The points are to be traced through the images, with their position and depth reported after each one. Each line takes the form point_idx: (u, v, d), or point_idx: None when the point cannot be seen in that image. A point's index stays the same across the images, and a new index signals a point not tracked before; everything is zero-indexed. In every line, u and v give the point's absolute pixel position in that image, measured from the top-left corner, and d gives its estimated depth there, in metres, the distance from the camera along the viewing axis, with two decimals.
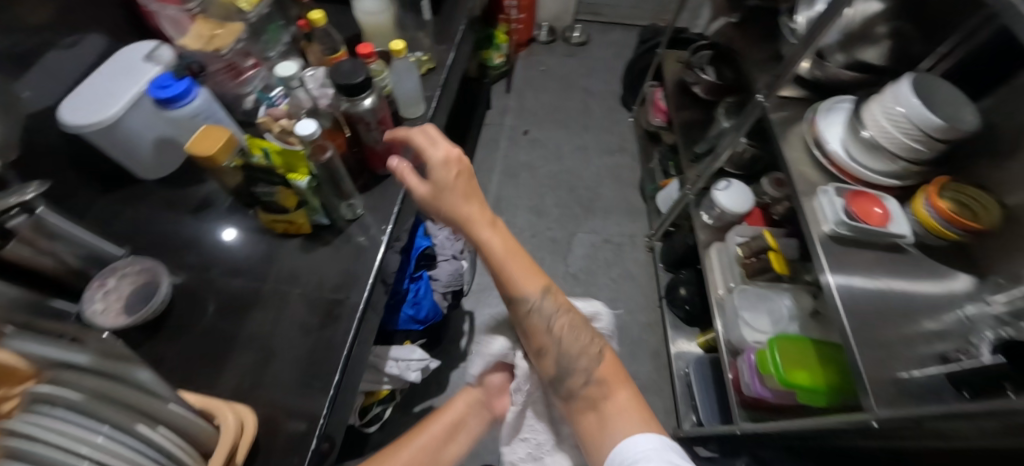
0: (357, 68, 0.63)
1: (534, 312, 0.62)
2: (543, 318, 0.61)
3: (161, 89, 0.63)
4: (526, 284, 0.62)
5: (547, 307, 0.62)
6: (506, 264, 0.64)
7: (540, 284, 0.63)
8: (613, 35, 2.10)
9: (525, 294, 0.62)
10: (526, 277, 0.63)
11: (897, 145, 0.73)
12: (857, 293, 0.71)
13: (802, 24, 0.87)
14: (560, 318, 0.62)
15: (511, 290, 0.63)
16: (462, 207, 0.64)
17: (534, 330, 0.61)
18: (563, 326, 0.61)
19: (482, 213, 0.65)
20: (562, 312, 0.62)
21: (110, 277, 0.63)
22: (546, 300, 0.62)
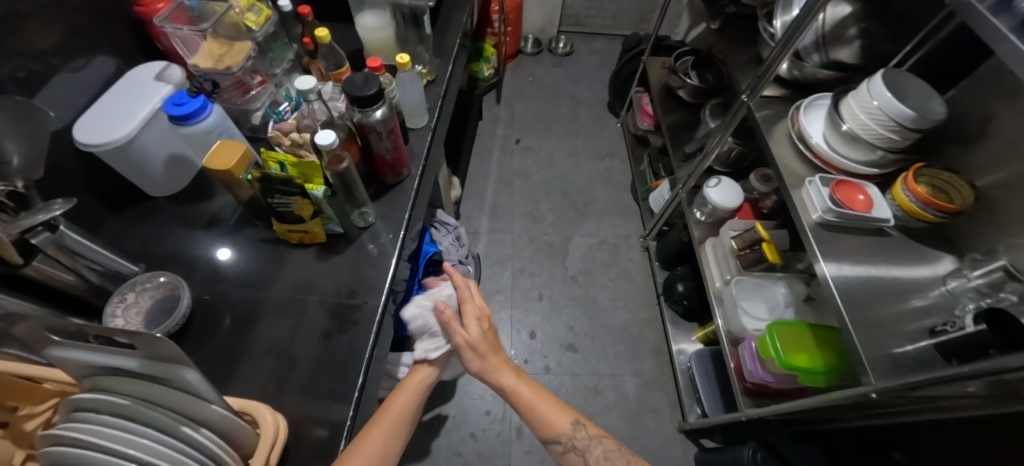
0: (370, 81, 0.66)
1: (571, 447, 0.69)
2: (582, 455, 0.67)
3: (176, 106, 0.65)
4: (558, 421, 0.70)
5: (582, 439, 0.68)
6: (536, 407, 0.71)
7: (570, 419, 0.70)
8: (596, 45, 2.17)
9: (559, 432, 0.69)
10: (556, 416, 0.71)
11: (875, 137, 0.79)
12: (850, 277, 0.75)
13: (779, 29, 0.93)
14: (594, 448, 0.68)
15: (545, 431, 0.71)
16: (492, 360, 0.72)
17: (572, 464, 0.68)
18: (599, 457, 0.67)
19: (508, 365, 0.73)
20: (595, 441, 0.68)
21: (130, 293, 0.64)
22: (579, 433, 0.69)
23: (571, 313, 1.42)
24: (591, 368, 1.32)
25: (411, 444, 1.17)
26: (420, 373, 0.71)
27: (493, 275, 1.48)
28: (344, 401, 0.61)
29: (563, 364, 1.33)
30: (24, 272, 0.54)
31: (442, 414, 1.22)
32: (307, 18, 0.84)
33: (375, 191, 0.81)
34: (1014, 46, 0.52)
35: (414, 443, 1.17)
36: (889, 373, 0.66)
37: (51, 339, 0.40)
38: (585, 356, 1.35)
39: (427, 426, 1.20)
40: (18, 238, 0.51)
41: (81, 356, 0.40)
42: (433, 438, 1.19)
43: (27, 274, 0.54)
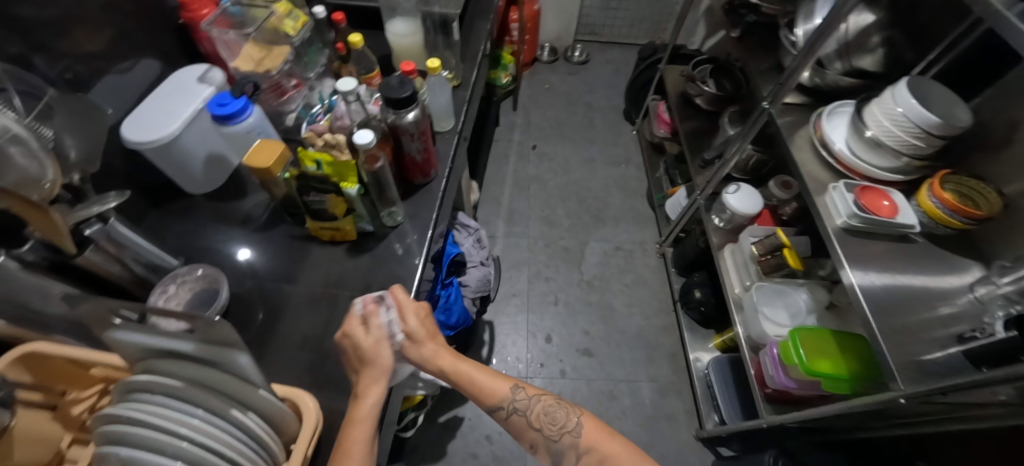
0: (405, 83, 0.69)
1: (513, 410, 0.67)
2: (524, 415, 0.66)
3: (219, 107, 0.68)
4: (496, 388, 0.67)
5: (522, 400, 0.67)
6: (474, 379, 0.68)
7: (509, 383, 0.68)
8: (611, 53, 2.20)
9: (500, 398, 0.67)
10: (492, 383, 0.68)
11: (900, 143, 0.79)
12: (875, 283, 0.75)
13: (801, 37, 0.94)
14: (535, 406, 0.67)
15: (485, 401, 0.68)
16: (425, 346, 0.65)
17: (522, 427, 0.66)
18: (540, 414, 0.66)
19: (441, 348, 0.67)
20: (535, 399, 0.67)
21: (171, 284, 0.66)
22: (519, 395, 0.67)
23: (587, 318, 1.43)
24: (606, 374, 1.32)
25: (427, 445, 1.18)
26: (372, 394, 0.55)
27: (510, 278, 1.49)
28: None
29: (578, 369, 1.33)
30: (76, 262, 0.56)
31: (459, 415, 1.23)
32: (340, 25, 0.86)
33: (403, 192, 0.83)
34: None
35: (431, 444, 1.18)
36: (917, 378, 0.65)
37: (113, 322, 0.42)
38: (601, 361, 1.34)
39: (443, 428, 1.21)
40: (73, 228, 0.54)
41: (137, 338, 0.42)
42: (449, 440, 1.19)
43: (79, 263, 0.56)
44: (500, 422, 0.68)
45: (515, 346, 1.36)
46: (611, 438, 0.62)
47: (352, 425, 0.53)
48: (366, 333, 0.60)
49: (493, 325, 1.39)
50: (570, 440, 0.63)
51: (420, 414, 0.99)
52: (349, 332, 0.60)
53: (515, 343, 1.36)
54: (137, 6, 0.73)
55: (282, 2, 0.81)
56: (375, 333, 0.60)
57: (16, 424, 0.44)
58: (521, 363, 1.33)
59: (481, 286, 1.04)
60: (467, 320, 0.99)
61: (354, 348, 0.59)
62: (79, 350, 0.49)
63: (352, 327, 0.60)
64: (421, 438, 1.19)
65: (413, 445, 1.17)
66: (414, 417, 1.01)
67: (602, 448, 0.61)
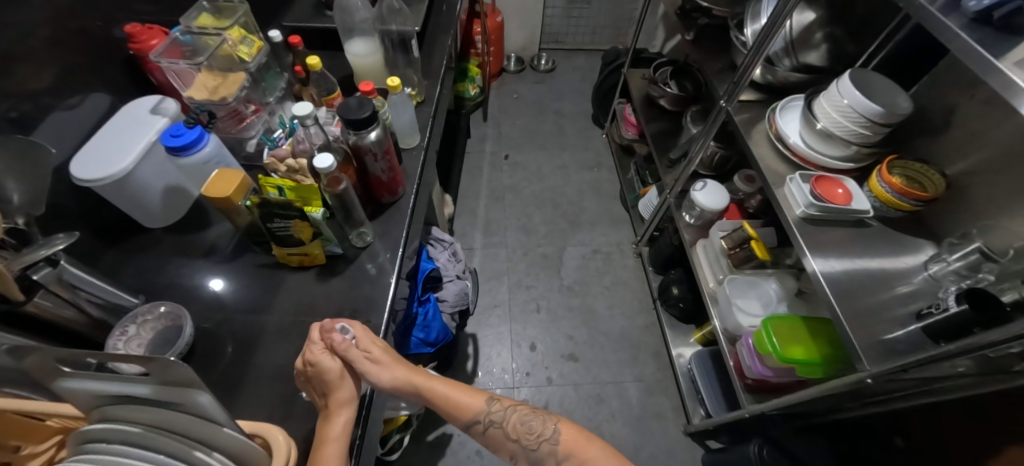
0: (364, 104, 0.68)
1: (489, 423, 0.66)
2: (501, 427, 0.66)
3: (174, 138, 0.66)
4: (471, 402, 0.67)
5: (498, 412, 0.66)
6: (448, 397, 0.66)
7: (484, 396, 0.68)
8: (576, 61, 2.24)
9: (475, 412, 0.66)
10: (467, 398, 0.67)
11: (848, 133, 0.83)
12: (836, 269, 0.78)
13: (751, 36, 0.98)
14: (512, 417, 0.67)
15: (460, 417, 0.67)
16: (392, 373, 0.62)
17: (499, 440, 0.66)
18: (517, 424, 0.66)
19: (411, 372, 0.64)
20: (511, 410, 0.67)
21: (132, 324, 0.64)
22: (495, 407, 0.67)
23: (570, 323, 1.43)
24: (593, 377, 1.33)
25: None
26: (342, 414, 0.55)
27: (491, 289, 1.49)
28: (352, 421, 0.61)
29: (564, 374, 1.33)
30: (26, 309, 0.53)
31: (447, 432, 1.21)
32: (297, 48, 0.86)
33: (371, 212, 0.82)
34: (966, 42, 0.56)
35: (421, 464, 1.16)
36: (883, 357, 0.68)
37: (63, 371, 0.41)
38: (586, 365, 1.35)
39: (432, 446, 1.19)
40: (19, 274, 0.51)
41: (93, 386, 0.40)
42: (439, 458, 1.17)
43: (28, 310, 0.53)
44: (476, 436, 0.67)
45: (500, 357, 1.35)
46: (589, 444, 0.62)
47: (324, 443, 0.52)
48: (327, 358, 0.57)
49: (477, 337, 1.38)
50: (548, 448, 0.64)
51: (406, 435, 0.97)
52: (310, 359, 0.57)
53: (500, 354, 1.36)
54: (82, 40, 0.71)
55: (234, 27, 0.80)
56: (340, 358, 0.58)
57: None
58: (508, 374, 1.32)
59: (459, 300, 1.04)
60: (447, 335, 0.98)
61: (314, 375, 0.56)
62: (29, 402, 0.46)
63: (309, 355, 0.57)
64: (410, 459, 1.17)
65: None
66: (400, 439, 0.99)
67: (581, 453, 0.62)
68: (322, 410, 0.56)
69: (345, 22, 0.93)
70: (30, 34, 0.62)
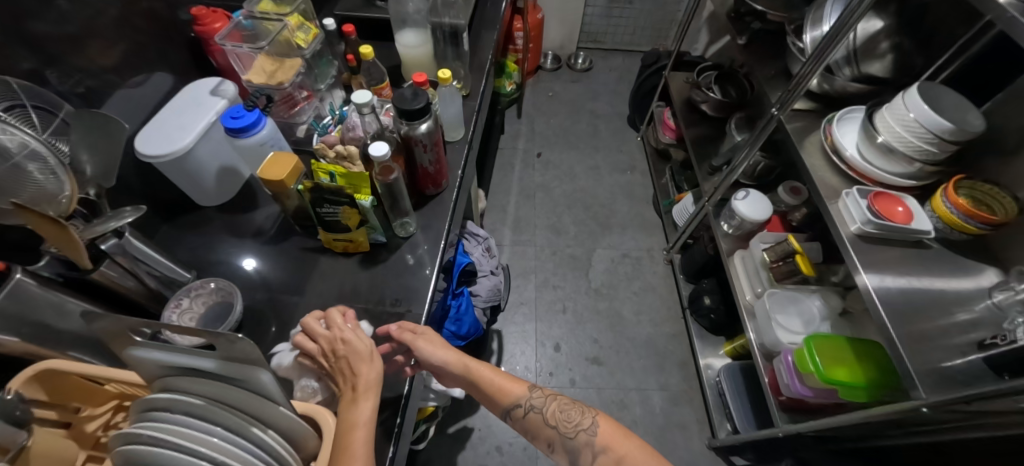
0: (418, 95, 0.68)
1: (529, 408, 0.66)
2: (540, 412, 0.66)
3: (233, 120, 0.67)
4: (513, 387, 0.68)
5: (538, 398, 0.67)
6: (491, 380, 0.68)
7: (525, 383, 0.69)
8: (614, 61, 2.21)
9: (516, 397, 0.67)
10: (509, 383, 0.69)
11: (911, 148, 0.79)
12: (891, 290, 0.74)
13: (809, 43, 0.95)
14: (550, 406, 0.66)
15: (500, 401, 0.68)
16: (440, 352, 0.65)
17: (538, 427, 0.66)
18: (555, 411, 0.66)
19: (457, 355, 0.67)
20: (550, 399, 0.67)
21: (185, 298, 0.66)
22: (535, 393, 0.68)
23: (596, 326, 1.42)
24: (616, 382, 1.31)
25: (436, 458, 1.16)
26: (367, 399, 0.52)
27: (518, 287, 1.49)
28: (391, 408, 0.61)
29: (588, 377, 1.32)
30: (92, 277, 0.55)
31: (469, 426, 1.22)
32: (350, 36, 0.86)
33: (415, 202, 0.82)
34: None
35: (441, 456, 1.16)
36: (940, 386, 0.64)
37: (133, 339, 0.42)
38: (610, 370, 1.33)
39: (453, 439, 1.20)
40: (88, 242, 0.53)
41: (158, 357, 0.41)
42: (459, 451, 1.18)
43: (95, 278, 0.55)
44: (515, 424, 0.67)
45: (524, 355, 1.35)
46: (625, 439, 0.61)
47: (352, 428, 0.49)
48: (361, 339, 0.57)
49: (502, 334, 1.38)
50: (585, 438, 0.62)
51: (432, 426, 0.98)
52: (342, 337, 0.57)
53: (524, 352, 1.35)
54: (149, 22, 0.74)
55: (294, 14, 0.81)
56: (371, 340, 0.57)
57: (33, 443, 0.44)
58: (531, 373, 1.32)
59: (492, 296, 1.03)
60: (478, 329, 0.99)
61: (348, 353, 0.56)
62: (94, 368, 0.48)
63: (340, 334, 0.57)
64: (432, 451, 1.17)
65: (423, 458, 1.16)
66: (425, 429, 1.00)
67: (617, 449, 0.60)
68: (349, 396, 0.53)
69: (398, 12, 0.93)
70: (102, 12, 0.65)
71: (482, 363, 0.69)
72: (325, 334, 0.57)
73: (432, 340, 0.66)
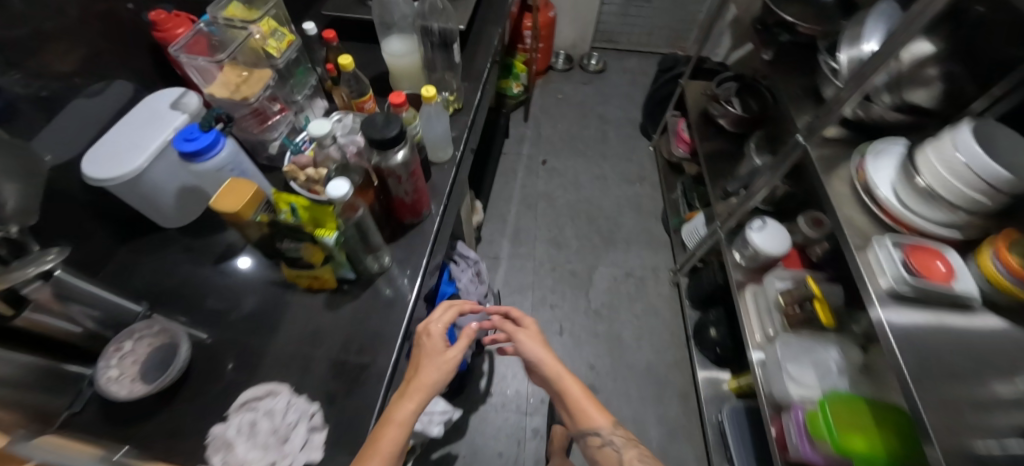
0: (391, 122, 0.59)
1: (607, 442, 0.79)
2: (616, 451, 0.77)
3: (187, 142, 0.60)
4: (596, 418, 0.81)
5: (617, 438, 0.78)
6: (579, 402, 0.82)
7: (609, 421, 0.81)
8: (629, 62, 2.08)
9: (597, 427, 0.80)
10: (594, 413, 0.81)
11: (958, 195, 0.68)
12: (912, 332, 0.67)
13: (845, 63, 0.84)
14: (628, 451, 0.77)
15: (582, 423, 0.82)
16: (538, 352, 0.84)
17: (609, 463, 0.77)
18: (633, 457, 0.76)
19: (552, 361, 0.83)
20: (629, 445, 0.78)
21: (127, 340, 0.59)
22: (617, 432, 0.79)
23: (593, 351, 1.34)
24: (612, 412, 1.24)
25: None
26: (412, 402, 0.59)
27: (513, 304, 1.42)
28: None
29: None
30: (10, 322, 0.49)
31: (453, 453, 1.17)
32: (330, 43, 0.80)
33: (390, 233, 0.74)
34: None
35: None
36: None
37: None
38: (605, 399, 1.26)
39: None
40: (8, 289, 0.47)
41: None
42: None
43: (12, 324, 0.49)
44: (590, 449, 0.81)
45: (515, 378, 1.29)
46: None
47: (388, 424, 0.55)
48: (435, 340, 0.68)
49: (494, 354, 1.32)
50: None
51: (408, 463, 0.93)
52: (430, 332, 0.69)
53: (516, 375, 1.29)
54: (112, 21, 0.68)
55: (264, 19, 0.73)
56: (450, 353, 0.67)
57: None
58: (521, 397, 1.26)
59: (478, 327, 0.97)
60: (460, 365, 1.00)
61: (429, 350, 0.67)
62: None
63: (432, 329, 0.70)
64: None
65: None
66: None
67: None
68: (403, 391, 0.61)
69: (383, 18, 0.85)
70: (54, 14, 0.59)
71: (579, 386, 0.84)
72: (430, 328, 0.70)
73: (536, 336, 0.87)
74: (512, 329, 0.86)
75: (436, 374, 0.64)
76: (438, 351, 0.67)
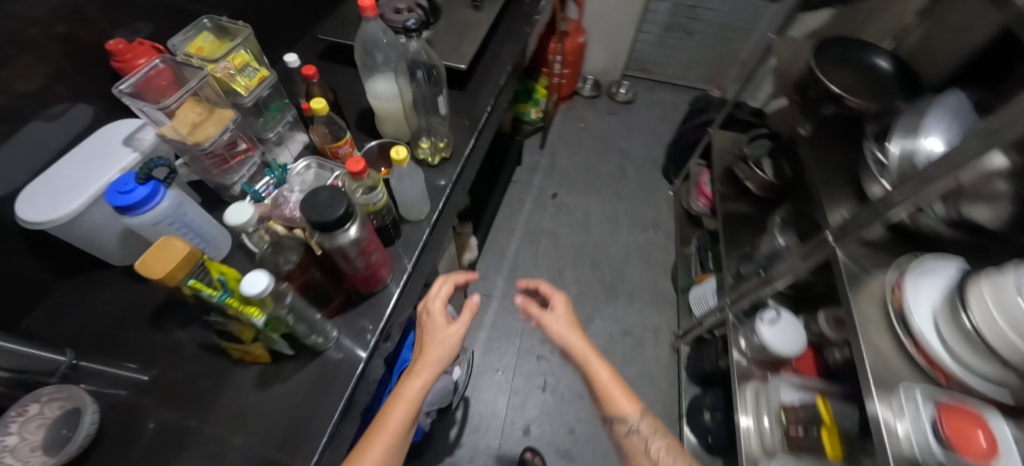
0: (336, 198, 0.52)
1: (633, 431, 0.68)
2: (643, 441, 0.67)
3: (120, 195, 0.55)
4: (624, 404, 0.69)
5: (645, 428, 0.68)
6: (607, 385, 0.71)
7: (639, 408, 0.69)
8: (661, 94, 1.95)
9: (624, 415, 0.69)
10: (622, 398, 0.70)
11: (1014, 350, 0.54)
12: (915, 440, 0.60)
13: (895, 157, 0.71)
14: (656, 441, 0.67)
15: (608, 410, 0.70)
16: (566, 335, 0.76)
17: (635, 453, 0.67)
18: (660, 450, 0.66)
19: (583, 344, 0.74)
20: (658, 435, 0.67)
21: (34, 402, 0.54)
22: (645, 421, 0.68)
23: (575, 413, 1.25)
24: None
25: None
26: (419, 379, 0.61)
27: (498, 350, 1.34)
28: None
29: None
30: None
31: None
32: (311, 80, 0.74)
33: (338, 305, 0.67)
34: None
35: None
36: None
37: None
38: None
39: None
40: None
41: None
42: None
43: None
44: (613, 436, 0.70)
45: (488, 432, 1.21)
46: None
47: (397, 401, 0.60)
48: (437, 319, 0.68)
49: (469, 403, 1.25)
50: None
51: None
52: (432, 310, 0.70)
53: (489, 429, 1.21)
54: (94, 43, 0.65)
55: (237, 54, 0.67)
56: (450, 330, 0.67)
57: None
58: (491, 456, 1.18)
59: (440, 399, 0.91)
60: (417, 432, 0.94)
61: (429, 327, 0.68)
62: None
63: (433, 306, 0.70)
64: None
65: None
66: None
67: None
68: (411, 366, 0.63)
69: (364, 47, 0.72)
70: (31, 40, 0.57)
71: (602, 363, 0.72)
72: (435, 300, 0.71)
73: (564, 308, 0.80)
74: (536, 313, 0.79)
75: (439, 347, 0.65)
76: (439, 328, 0.67)
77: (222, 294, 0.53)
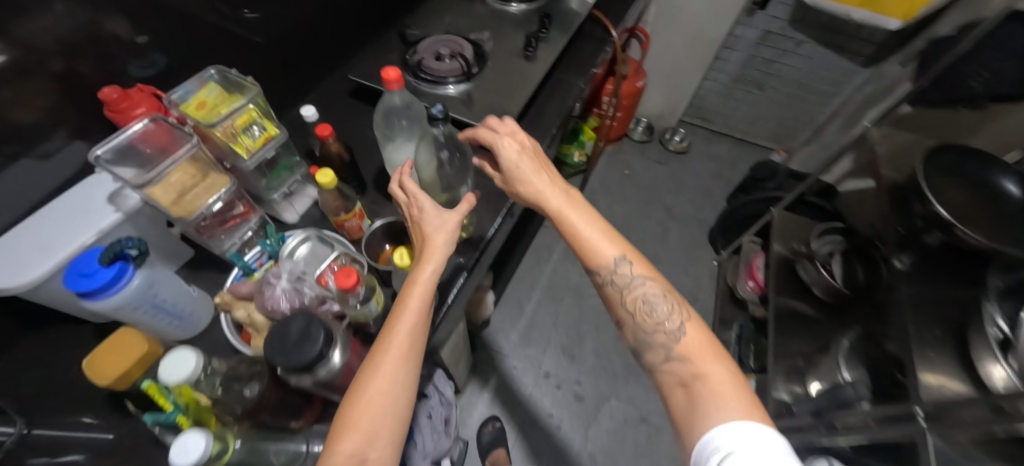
0: (309, 332, 0.44)
1: (610, 281, 0.54)
2: (620, 291, 0.53)
3: (80, 279, 0.47)
4: (602, 248, 0.54)
5: (626, 274, 0.53)
6: (581, 232, 0.55)
7: (618, 250, 0.54)
8: (718, 148, 1.78)
9: (600, 260, 0.54)
10: (598, 242, 0.55)
11: None
12: None
13: None
14: (639, 286, 0.53)
15: (585, 262, 0.56)
16: (535, 183, 0.59)
17: (612, 301, 0.54)
18: (636, 300, 0.53)
19: (554, 188, 0.58)
20: (642, 279, 0.53)
21: None
22: (625, 266, 0.54)
23: None
24: None
25: None
26: (433, 260, 0.50)
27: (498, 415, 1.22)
28: None
29: None
30: None
31: None
32: (326, 140, 0.65)
33: None
34: None
35: None
36: None
37: None
38: None
39: None
40: None
41: None
42: None
43: None
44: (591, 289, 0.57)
45: None
46: (714, 361, 0.47)
47: (410, 287, 0.48)
48: (429, 211, 0.53)
49: None
50: (664, 339, 0.51)
51: None
52: (419, 205, 0.54)
53: None
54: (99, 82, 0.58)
55: (246, 110, 0.59)
56: (442, 217, 0.53)
57: None
58: None
59: None
60: None
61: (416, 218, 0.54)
62: None
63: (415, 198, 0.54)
64: None
65: None
66: None
67: (698, 367, 0.47)
68: (416, 255, 0.51)
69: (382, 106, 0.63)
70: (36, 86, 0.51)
71: (573, 206, 0.57)
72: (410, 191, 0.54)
73: (518, 149, 0.61)
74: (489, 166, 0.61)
75: (441, 230, 0.52)
76: (437, 214, 0.53)
77: (173, 411, 0.47)
